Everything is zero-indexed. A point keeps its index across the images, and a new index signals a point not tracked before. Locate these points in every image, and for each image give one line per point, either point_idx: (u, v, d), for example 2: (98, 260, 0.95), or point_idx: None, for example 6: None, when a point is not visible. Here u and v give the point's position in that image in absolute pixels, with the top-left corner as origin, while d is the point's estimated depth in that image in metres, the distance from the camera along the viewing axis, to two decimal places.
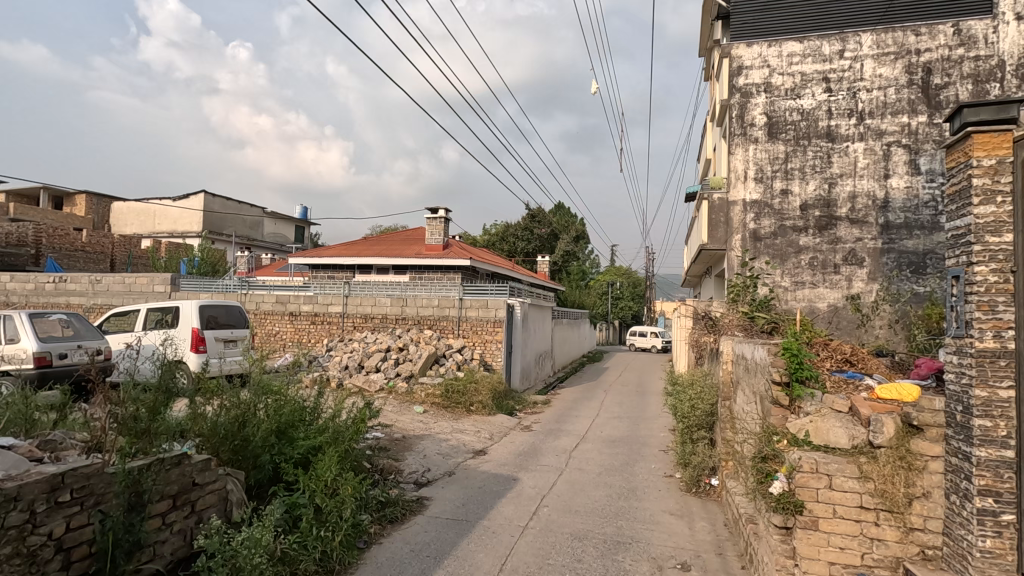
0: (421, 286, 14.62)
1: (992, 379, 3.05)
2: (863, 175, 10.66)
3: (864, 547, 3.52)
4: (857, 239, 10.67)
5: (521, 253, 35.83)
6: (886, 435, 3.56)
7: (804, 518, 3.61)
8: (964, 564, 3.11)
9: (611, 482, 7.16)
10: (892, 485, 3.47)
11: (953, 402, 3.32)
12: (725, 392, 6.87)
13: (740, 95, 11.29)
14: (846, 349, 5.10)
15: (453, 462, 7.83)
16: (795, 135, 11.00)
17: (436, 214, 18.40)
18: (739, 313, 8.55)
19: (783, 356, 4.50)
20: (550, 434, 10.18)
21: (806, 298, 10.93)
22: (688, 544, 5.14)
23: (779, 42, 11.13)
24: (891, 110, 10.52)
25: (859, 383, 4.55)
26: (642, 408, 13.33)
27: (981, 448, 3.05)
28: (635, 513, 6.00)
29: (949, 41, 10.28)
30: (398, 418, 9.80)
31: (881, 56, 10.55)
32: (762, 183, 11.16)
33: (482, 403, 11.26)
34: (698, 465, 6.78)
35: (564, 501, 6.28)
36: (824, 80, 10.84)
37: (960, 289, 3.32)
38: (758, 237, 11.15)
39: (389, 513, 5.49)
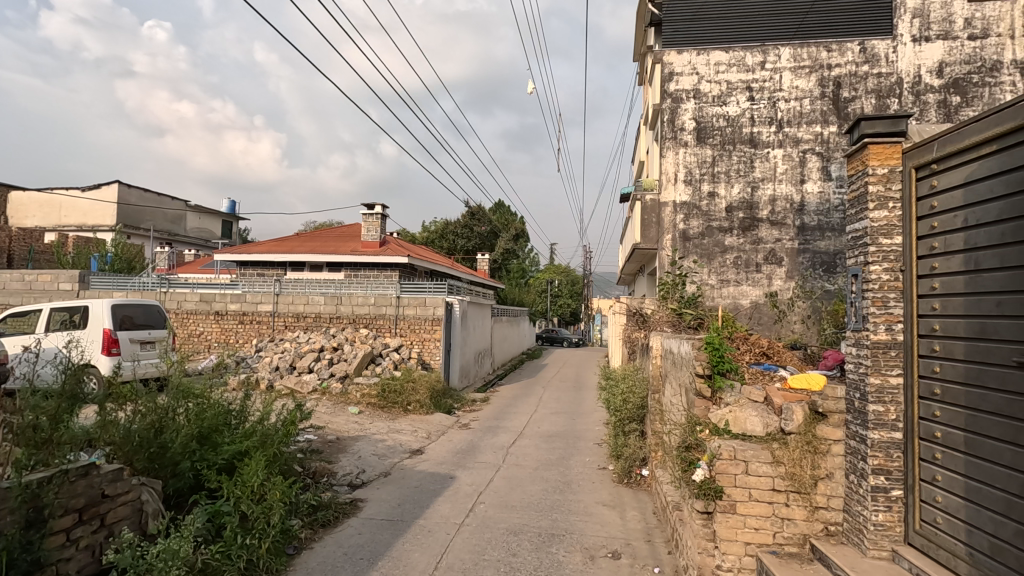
0: (357, 284, 14.26)
1: (884, 368, 3.35)
2: (783, 179, 11.36)
3: (776, 527, 3.79)
4: (776, 240, 11.38)
5: (461, 251, 35.69)
6: (795, 422, 3.88)
7: (723, 502, 3.84)
8: (861, 538, 3.40)
9: (547, 476, 7.30)
10: (800, 468, 3.76)
11: (852, 389, 3.61)
12: (655, 385, 7.14)
13: (671, 100, 11.76)
14: (763, 343, 5.47)
15: (389, 462, 7.71)
16: (721, 140, 11.56)
17: (373, 210, 17.96)
18: (668, 309, 8.88)
19: (706, 350, 4.76)
20: (489, 432, 10.24)
21: (730, 295, 11.56)
22: (619, 533, 5.33)
23: (706, 51, 11.68)
24: (806, 120, 11.28)
25: (774, 375, 4.87)
26: (579, 403, 13.65)
27: (874, 431, 3.34)
28: (569, 505, 6.16)
29: (856, 58, 11.12)
30: (332, 419, 9.53)
31: (798, 69, 11.28)
32: (691, 185, 11.67)
33: (420, 403, 11.18)
34: (630, 456, 7.04)
35: (500, 497, 6.34)
36: (747, 89, 11.47)
37: (859, 286, 3.61)
38: (687, 238, 11.67)
39: (321, 517, 5.34)
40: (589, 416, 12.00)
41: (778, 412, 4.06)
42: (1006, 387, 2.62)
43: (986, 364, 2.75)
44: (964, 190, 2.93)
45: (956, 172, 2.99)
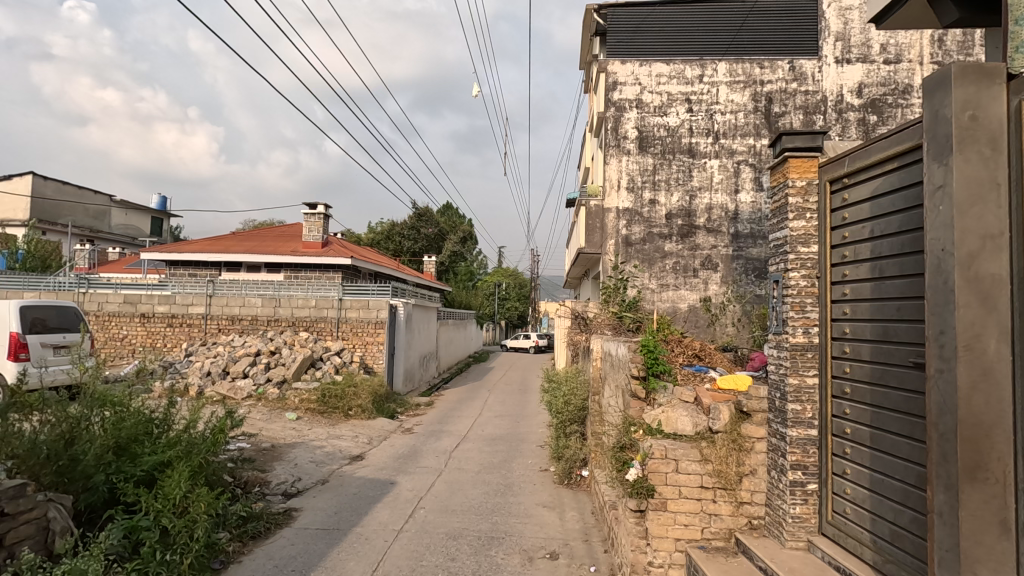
0: (297, 285, 13.78)
1: (802, 368, 3.57)
2: (719, 189, 11.87)
3: (704, 522, 3.95)
4: (712, 246, 11.87)
5: (407, 253, 35.20)
6: (722, 421, 4.06)
7: (654, 500, 3.97)
8: (780, 530, 3.60)
9: (489, 479, 7.30)
10: (726, 465, 3.93)
11: (774, 389, 3.81)
12: (595, 388, 7.25)
13: (615, 108, 12.06)
14: (696, 345, 5.69)
15: (327, 470, 7.48)
16: (661, 149, 11.97)
17: (315, 210, 17.42)
18: (610, 313, 9.09)
19: (641, 352, 4.90)
20: (431, 436, 10.13)
21: (669, 299, 11.95)
22: (557, 534, 5.39)
23: (648, 62, 12.05)
24: (740, 132, 11.83)
25: (705, 376, 5.09)
26: (523, 406, 13.75)
27: (793, 429, 3.54)
28: (510, 508, 6.17)
29: (785, 75, 11.76)
30: (266, 426, 9.16)
31: (733, 84, 11.81)
32: (633, 192, 12.01)
33: (361, 407, 10.96)
34: (570, 457, 7.20)
35: (441, 502, 6.28)
36: (687, 101, 11.91)
37: (780, 291, 3.83)
38: (629, 243, 12.01)
39: (251, 529, 5.13)
40: (533, 418, 12.11)
41: (706, 411, 4.24)
42: (903, 385, 2.84)
43: (888, 364, 2.96)
44: (871, 203, 3.15)
45: (865, 186, 3.22)
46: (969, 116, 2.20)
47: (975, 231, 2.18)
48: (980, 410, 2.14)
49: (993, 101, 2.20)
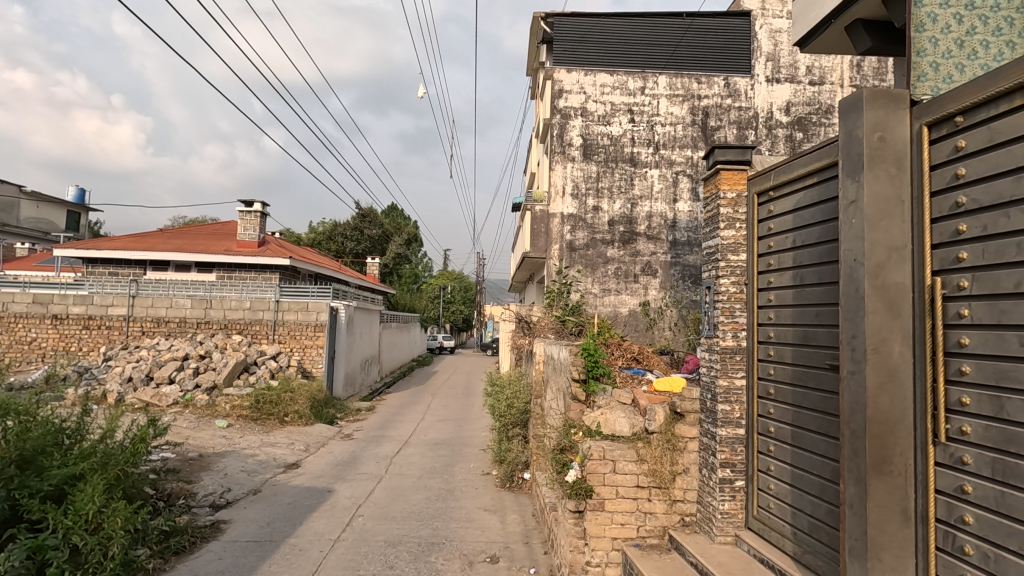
0: (230, 286, 13.14)
1: (730, 370, 3.76)
2: (658, 198, 12.30)
3: (639, 521, 4.06)
4: (652, 253, 12.27)
5: (349, 254, 34.32)
6: (657, 421, 4.22)
7: (592, 500, 4.05)
8: (710, 526, 3.76)
9: (430, 484, 7.22)
10: (660, 464, 4.08)
11: (705, 390, 3.98)
12: (538, 391, 7.29)
13: (560, 116, 12.26)
14: (634, 348, 5.86)
15: (259, 479, 7.16)
16: (605, 157, 12.27)
17: (251, 208, 16.71)
18: (553, 317, 9.22)
19: (582, 355, 5.01)
20: (372, 442, 9.91)
21: (611, 303, 12.24)
22: (498, 537, 5.40)
23: (593, 72, 12.33)
24: (678, 144, 12.30)
25: (642, 378, 5.24)
26: (466, 410, 13.70)
27: (722, 428, 3.72)
28: (451, 512, 6.13)
29: (721, 91, 12.33)
30: (194, 435, 8.67)
31: (672, 97, 12.28)
32: (578, 199, 12.24)
33: (298, 413, 10.58)
34: (512, 461, 7.26)
35: (381, 509, 6.16)
36: (629, 111, 12.26)
37: (712, 296, 4.02)
38: (573, 248, 12.23)
39: (174, 544, 4.83)
40: (476, 422, 12.08)
41: (643, 413, 4.39)
42: (820, 385, 3.04)
43: (808, 366, 3.16)
44: (794, 215, 3.35)
45: (788, 199, 3.42)
46: (878, 137, 2.38)
47: (883, 243, 2.37)
48: (885, 408, 2.32)
49: (899, 124, 2.39)
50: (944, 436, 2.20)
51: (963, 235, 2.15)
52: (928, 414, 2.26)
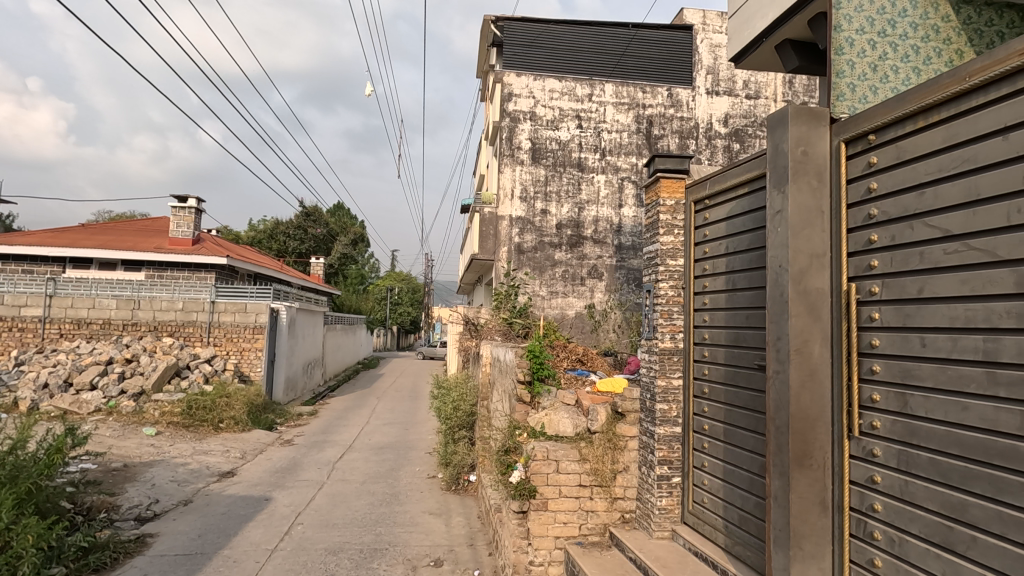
0: (160, 285, 12.30)
1: (668, 371, 3.92)
2: (604, 203, 12.58)
3: (581, 519, 4.16)
4: (598, 256, 12.53)
5: (292, 254, 33.16)
6: (599, 421, 4.33)
7: (536, 501, 4.12)
8: (648, 522, 3.89)
9: (374, 489, 7.09)
10: (602, 463, 4.18)
11: (645, 390, 4.12)
12: (484, 392, 7.29)
13: (509, 119, 12.31)
14: (579, 350, 5.98)
15: (191, 489, 6.81)
16: (553, 162, 12.44)
17: (185, 204, 15.89)
18: (500, 319, 9.26)
19: (527, 357, 5.07)
20: (313, 447, 9.62)
21: (558, 306, 12.38)
22: (443, 541, 5.37)
23: (542, 77, 12.48)
24: (624, 151, 12.62)
25: (586, 379, 5.36)
26: (413, 413, 13.52)
27: (660, 427, 3.87)
28: (395, 517, 6.04)
29: (664, 101, 12.74)
30: (118, 444, 8.15)
31: (619, 105, 12.59)
32: (526, 202, 12.36)
33: (234, 419, 10.15)
34: (458, 464, 7.24)
35: (322, 516, 5.99)
36: (577, 117, 12.48)
37: (652, 299, 4.16)
38: (522, 251, 12.33)
39: (93, 561, 4.52)
40: (423, 425, 11.95)
41: (586, 413, 4.50)
42: (749, 384, 3.20)
43: (738, 367, 3.33)
44: (727, 223, 3.52)
45: (722, 207, 3.58)
46: (802, 151, 2.54)
47: (805, 250, 2.52)
48: (806, 405, 2.47)
49: (820, 140, 2.56)
50: (857, 430, 2.38)
51: (874, 244, 2.33)
52: (844, 410, 2.44)
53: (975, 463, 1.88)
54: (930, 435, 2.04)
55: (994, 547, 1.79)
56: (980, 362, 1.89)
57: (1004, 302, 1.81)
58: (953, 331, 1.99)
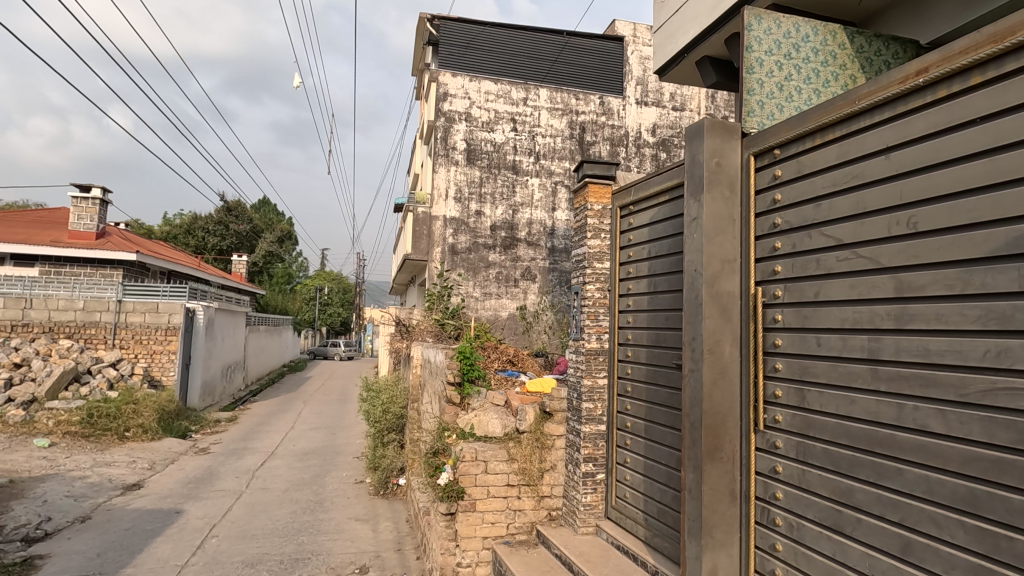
0: (60, 284, 11.20)
1: (594, 370, 4.05)
2: (538, 206, 12.76)
3: (509, 518, 4.21)
4: (531, 258, 12.68)
5: (211, 250, 31.25)
6: (528, 421, 4.39)
7: (464, 502, 4.15)
8: (574, 518, 3.99)
9: (297, 497, 6.82)
10: (529, 462, 4.25)
11: (572, 390, 4.22)
12: (414, 395, 7.19)
13: (445, 118, 12.22)
14: (510, 351, 6.04)
15: (89, 504, 6.26)
16: (488, 163, 12.48)
17: (88, 194, 14.62)
18: (432, 320, 9.17)
19: (458, 359, 5.06)
20: (232, 455, 9.12)
21: (492, 307, 12.41)
22: (369, 547, 5.25)
23: (478, 79, 12.50)
24: (557, 155, 12.85)
25: (516, 380, 5.41)
26: (341, 417, 13.11)
27: (586, 425, 3.99)
28: (319, 525, 5.83)
29: (597, 109, 13.09)
30: (2, 458, 7.36)
31: (553, 110, 12.81)
32: (461, 202, 12.32)
33: (142, 427, 9.44)
34: (387, 467, 7.09)
35: (239, 527, 5.68)
36: (512, 120, 12.57)
37: (579, 301, 4.28)
38: (455, 251, 12.28)
39: None
40: (351, 429, 11.61)
41: (514, 413, 4.56)
42: (668, 383, 3.35)
43: (658, 366, 3.48)
44: (649, 228, 3.67)
45: (645, 213, 3.73)
46: (716, 162, 2.70)
47: (718, 256, 2.68)
48: (718, 402, 2.62)
49: (732, 152, 2.73)
50: (762, 425, 2.55)
51: (779, 251, 2.51)
52: (751, 405, 2.61)
53: (860, 451, 2.07)
54: (824, 427, 2.23)
55: (876, 527, 1.98)
56: (865, 359, 2.08)
57: (885, 305, 2.01)
58: (844, 331, 2.18)
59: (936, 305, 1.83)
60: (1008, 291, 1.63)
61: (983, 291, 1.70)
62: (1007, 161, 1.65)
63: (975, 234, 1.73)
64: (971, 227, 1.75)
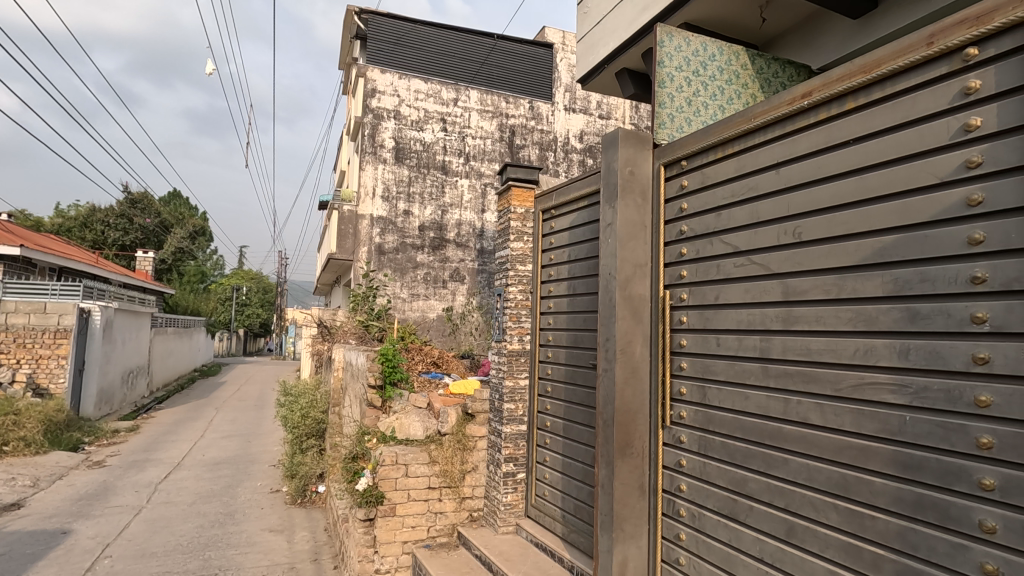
0: None
1: (516, 371, 4.13)
2: (467, 207, 12.74)
3: (429, 522, 4.18)
4: (460, 260, 12.63)
5: (111, 246, 28.69)
6: (450, 423, 4.40)
7: (383, 506, 4.08)
8: (494, 518, 4.02)
9: (205, 510, 6.41)
10: (451, 464, 4.24)
11: (494, 391, 4.27)
12: (336, 398, 6.94)
13: (372, 115, 11.94)
14: (435, 353, 5.98)
15: None
16: (416, 162, 12.32)
17: None
18: (356, 322, 8.94)
19: (379, 360, 4.94)
20: (131, 468, 8.41)
21: (419, 308, 12.22)
22: (283, 559, 5.03)
23: (408, 77, 12.33)
24: (487, 157, 12.89)
25: (439, 382, 5.39)
26: (258, 424, 12.44)
27: (507, 426, 4.05)
28: (228, 538, 5.51)
29: (526, 113, 13.26)
30: None
31: (483, 112, 12.86)
32: (388, 202, 12.07)
33: (25, 441, 8.53)
34: (305, 476, 6.80)
35: (137, 545, 5.27)
36: (441, 120, 12.48)
37: (501, 303, 4.35)
38: (382, 251, 12.02)
39: None
40: (268, 436, 11.05)
41: (437, 416, 4.55)
42: (585, 383, 3.46)
43: (577, 366, 3.58)
44: (569, 232, 3.76)
45: (565, 218, 3.83)
46: (629, 171, 2.83)
47: (630, 260, 2.80)
48: (629, 400, 2.74)
49: (643, 162, 2.87)
50: (669, 421, 2.68)
51: (684, 256, 2.66)
52: (659, 403, 2.74)
53: (753, 443, 2.23)
54: (722, 422, 2.38)
55: (766, 513, 2.14)
56: (757, 358, 2.25)
57: (774, 308, 2.18)
58: (739, 332, 2.34)
59: (816, 308, 2.01)
60: (874, 296, 1.82)
61: (854, 295, 1.89)
62: (875, 180, 1.84)
63: (848, 244, 1.92)
64: (846, 238, 1.93)
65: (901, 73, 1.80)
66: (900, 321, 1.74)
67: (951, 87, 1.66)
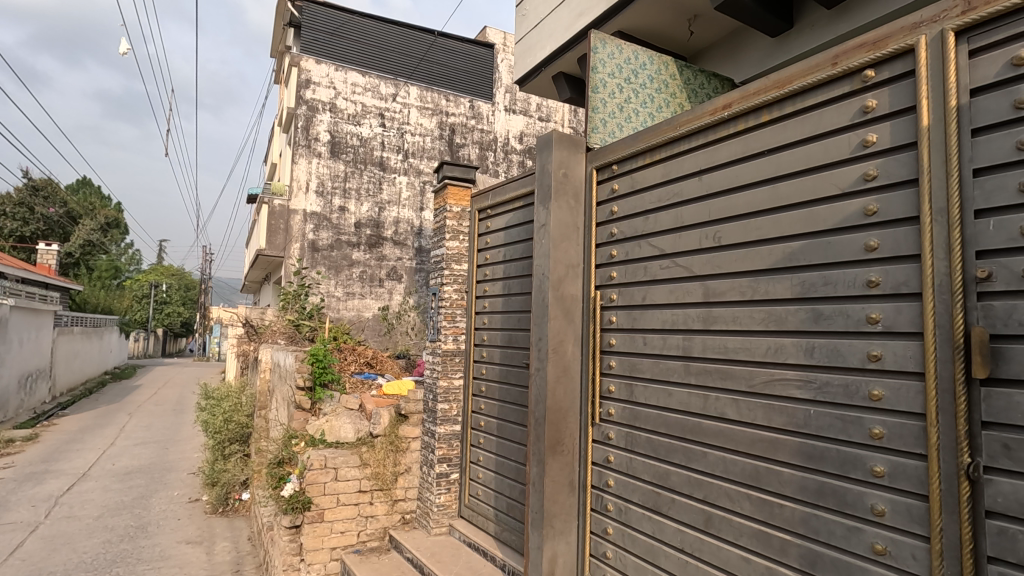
0: None
1: (450, 371, 4.11)
2: (405, 205, 12.53)
3: (360, 526, 4.08)
4: (397, 258, 12.40)
5: (8, 237, 26.05)
6: (381, 425, 4.32)
7: (311, 512, 3.95)
8: (427, 520, 3.98)
9: (114, 524, 5.94)
10: (382, 466, 4.16)
11: (428, 391, 4.23)
12: (262, 402, 6.60)
13: (306, 107, 11.50)
14: (368, 353, 5.85)
15: None
16: (353, 158, 11.97)
17: None
18: (286, 321, 8.57)
19: (309, 361, 4.82)
20: (27, 481, 7.67)
21: (354, 308, 11.89)
22: (201, 572, 4.75)
23: (345, 69, 11.96)
24: (426, 155, 12.73)
25: (372, 384, 5.27)
26: (176, 430, 11.69)
27: (441, 426, 4.01)
28: (140, 553, 5.15)
29: (466, 112, 13.21)
30: None
31: (422, 109, 12.68)
32: (322, 197, 11.66)
33: None
34: (227, 483, 6.49)
35: (32, 566, 4.80)
36: (379, 115, 12.21)
37: (436, 302, 4.30)
38: (316, 248, 11.60)
39: None
40: (188, 442, 10.40)
41: (368, 417, 4.46)
42: (518, 382, 3.49)
43: (511, 366, 3.61)
44: (505, 233, 3.78)
45: (501, 218, 3.84)
46: (562, 173, 2.88)
47: (563, 261, 2.85)
48: (560, 399, 2.80)
49: (576, 165, 2.93)
50: (598, 418, 2.75)
51: (614, 258, 2.73)
52: (589, 401, 2.81)
53: (675, 438, 2.33)
54: (647, 418, 2.47)
55: (686, 505, 2.23)
56: (679, 356, 2.35)
57: (695, 308, 2.28)
58: (664, 332, 2.44)
59: (733, 309, 2.12)
60: (784, 298, 1.94)
61: (766, 297, 2.00)
62: (786, 189, 1.97)
63: (762, 248, 2.03)
64: (759, 243, 2.05)
65: (809, 90, 1.93)
66: (806, 321, 1.87)
67: (852, 105, 1.80)
